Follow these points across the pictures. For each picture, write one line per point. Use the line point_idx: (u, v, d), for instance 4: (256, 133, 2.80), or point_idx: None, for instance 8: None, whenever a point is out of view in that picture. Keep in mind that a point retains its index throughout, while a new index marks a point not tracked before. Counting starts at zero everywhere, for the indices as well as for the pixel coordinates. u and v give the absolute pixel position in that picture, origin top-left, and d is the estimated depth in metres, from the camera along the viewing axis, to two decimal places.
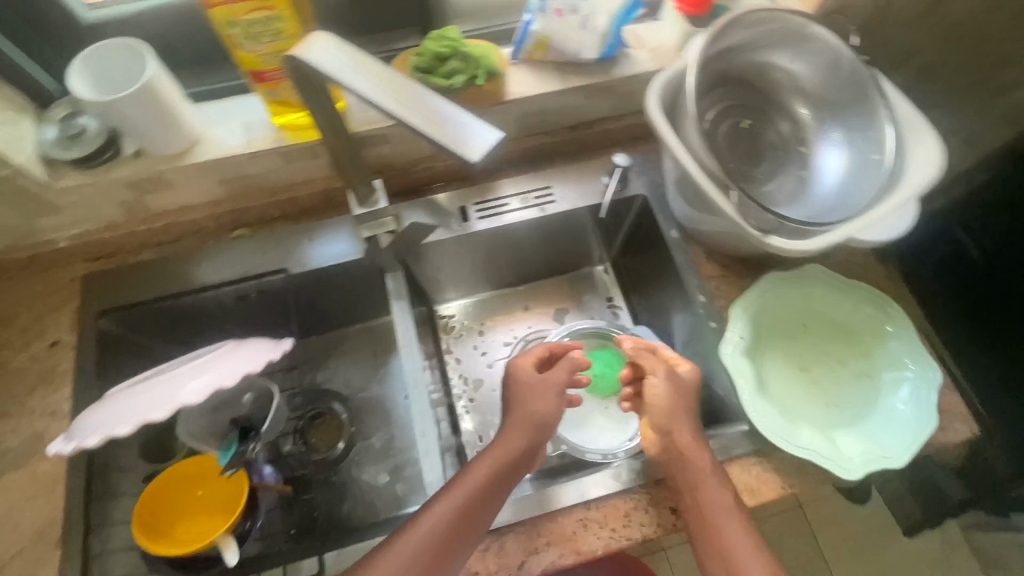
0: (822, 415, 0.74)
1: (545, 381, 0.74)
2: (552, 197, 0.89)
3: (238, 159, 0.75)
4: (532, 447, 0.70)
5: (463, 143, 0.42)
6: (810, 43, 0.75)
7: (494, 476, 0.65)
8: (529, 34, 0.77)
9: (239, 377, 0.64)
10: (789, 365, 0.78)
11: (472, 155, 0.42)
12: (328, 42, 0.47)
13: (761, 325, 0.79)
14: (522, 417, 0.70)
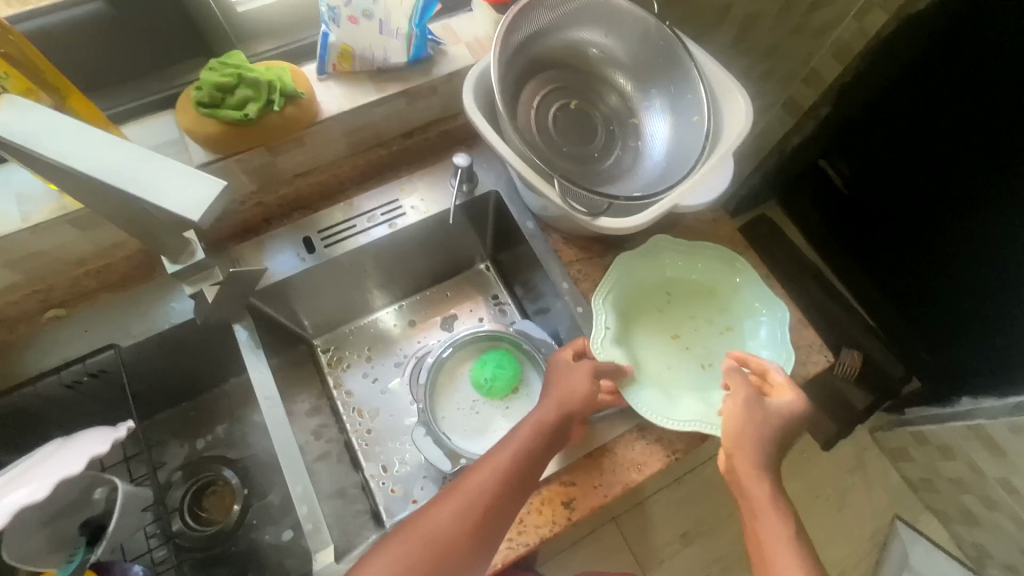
0: (700, 378, 0.75)
1: (588, 367, 0.69)
2: (401, 209, 0.85)
3: (16, 238, 0.65)
4: (575, 415, 0.67)
5: (192, 202, 0.41)
6: (615, 17, 0.75)
7: (535, 443, 0.64)
8: (328, 46, 0.72)
9: (55, 485, 0.56)
10: (662, 335, 0.78)
11: (197, 214, 0.40)
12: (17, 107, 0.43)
13: (627, 303, 0.78)
14: (562, 390, 0.68)
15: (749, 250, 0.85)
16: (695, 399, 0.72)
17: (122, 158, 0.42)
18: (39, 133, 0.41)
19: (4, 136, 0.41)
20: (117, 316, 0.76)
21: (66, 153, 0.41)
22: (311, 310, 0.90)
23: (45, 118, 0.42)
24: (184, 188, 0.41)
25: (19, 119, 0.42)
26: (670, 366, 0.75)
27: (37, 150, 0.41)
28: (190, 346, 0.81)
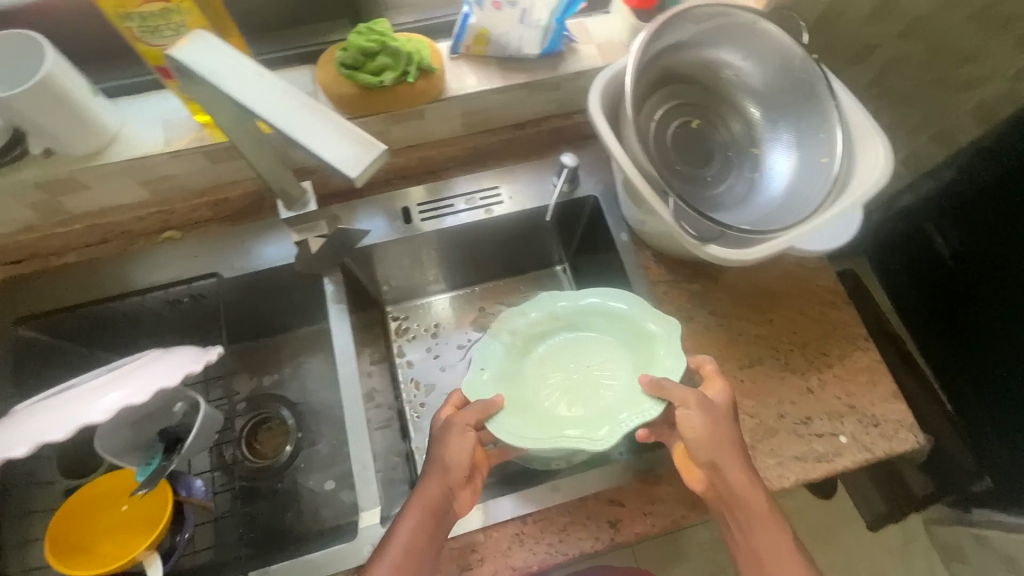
0: (583, 412, 0.69)
1: (464, 430, 0.63)
2: (499, 197, 0.85)
3: (157, 160, 0.71)
4: (455, 487, 0.62)
5: (348, 157, 0.41)
6: (758, 41, 0.72)
7: (419, 529, 0.60)
8: (467, 27, 0.73)
9: (153, 393, 0.60)
10: (556, 378, 0.75)
11: (353, 168, 0.40)
12: (195, 47, 0.45)
13: (522, 351, 0.76)
14: (440, 463, 0.62)
15: (847, 307, 0.80)
16: (570, 428, 0.66)
17: (287, 105, 0.43)
18: (221, 72, 0.44)
19: (191, 70, 0.44)
20: (223, 248, 0.80)
21: (238, 89, 0.44)
22: (393, 278, 0.92)
23: (224, 54, 0.45)
24: (344, 141, 0.41)
25: (200, 53, 0.45)
26: (556, 405, 0.71)
27: (218, 86, 0.44)
28: (280, 290, 0.85)
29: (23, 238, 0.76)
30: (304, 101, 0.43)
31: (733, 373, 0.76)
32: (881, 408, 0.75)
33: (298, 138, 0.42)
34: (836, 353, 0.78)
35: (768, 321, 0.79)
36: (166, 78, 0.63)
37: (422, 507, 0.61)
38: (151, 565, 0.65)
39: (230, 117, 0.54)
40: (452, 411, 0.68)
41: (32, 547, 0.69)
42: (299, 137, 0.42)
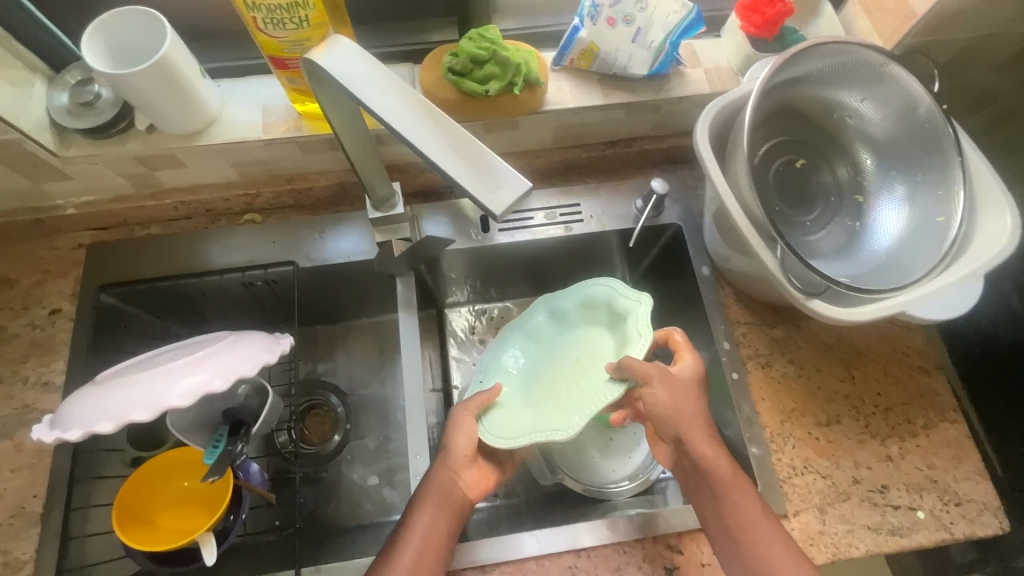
0: (563, 397, 0.67)
1: (464, 416, 0.66)
2: (580, 214, 0.82)
3: (252, 145, 0.71)
4: (460, 472, 0.65)
5: (489, 192, 0.39)
6: (882, 84, 0.68)
7: (436, 516, 0.62)
8: (575, 41, 0.70)
9: (231, 379, 0.61)
10: (544, 370, 0.72)
11: (496, 205, 0.39)
12: (337, 57, 0.44)
13: (508, 350, 0.75)
14: (448, 449, 0.65)
15: (937, 374, 0.76)
16: (553, 415, 0.65)
17: (427, 124, 0.42)
18: (363, 83, 0.44)
19: (333, 78, 0.44)
20: (302, 235, 0.80)
21: (377, 105, 0.43)
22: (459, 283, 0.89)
23: (365, 67, 0.44)
24: (487, 174, 0.40)
25: (341, 63, 0.44)
26: (542, 396, 0.69)
27: (358, 99, 0.43)
28: (350, 282, 0.84)
29: (115, 206, 0.77)
30: (445, 122, 0.42)
31: (808, 429, 0.73)
32: (965, 487, 0.71)
33: (437, 163, 0.41)
34: (922, 422, 0.73)
35: (851, 379, 0.76)
36: (275, 66, 0.62)
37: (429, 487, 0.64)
38: (207, 545, 0.66)
39: (343, 118, 0.54)
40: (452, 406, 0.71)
41: (96, 510, 0.71)
42: (439, 162, 0.41)
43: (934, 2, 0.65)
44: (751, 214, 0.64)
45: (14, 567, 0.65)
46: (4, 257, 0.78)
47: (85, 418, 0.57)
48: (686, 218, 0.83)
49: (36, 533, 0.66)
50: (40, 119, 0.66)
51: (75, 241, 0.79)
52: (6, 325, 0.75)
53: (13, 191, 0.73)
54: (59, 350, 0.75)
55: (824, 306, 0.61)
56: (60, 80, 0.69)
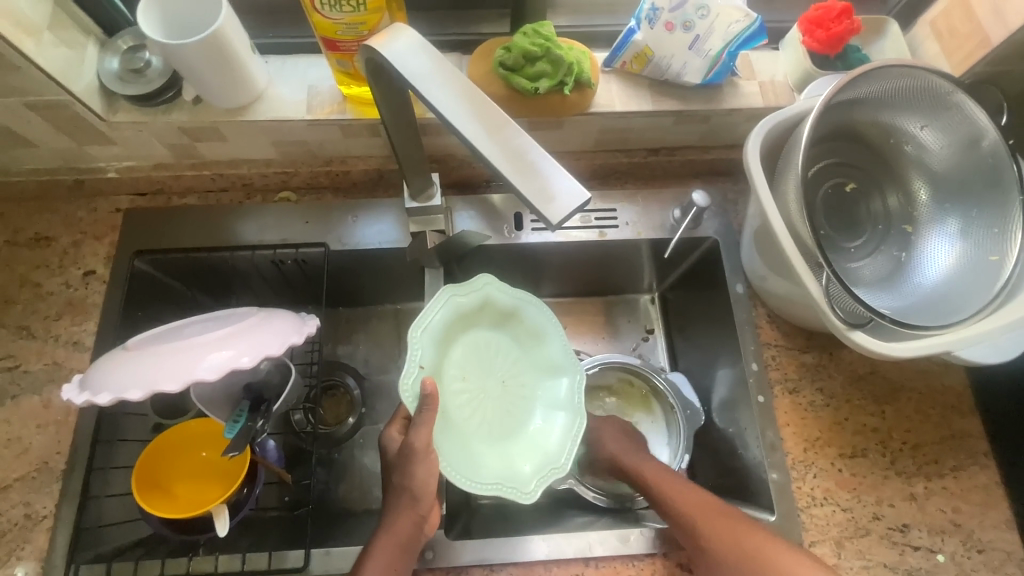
0: (494, 430, 0.71)
1: (429, 451, 0.60)
2: (615, 220, 0.81)
3: (295, 125, 0.71)
4: (424, 514, 0.61)
5: (546, 196, 0.39)
6: (942, 114, 0.66)
7: (391, 559, 0.59)
8: (629, 44, 0.69)
9: (259, 358, 0.61)
10: (474, 374, 0.73)
11: (550, 213, 0.38)
12: (397, 45, 0.44)
13: (448, 332, 0.71)
14: (410, 491, 0.60)
15: (970, 415, 0.74)
16: (490, 457, 0.69)
17: (485, 124, 0.42)
18: (423, 75, 0.43)
19: (394, 68, 0.43)
20: (336, 217, 0.80)
21: (437, 97, 0.43)
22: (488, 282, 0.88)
23: (427, 56, 0.44)
24: (543, 181, 0.39)
25: (401, 51, 0.44)
26: (468, 412, 0.71)
27: (418, 88, 0.43)
28: (379, 269, 0.84)
29: (155, 174, 0.78)
30: (504, 125, 0.42)
31: (832, 459, 0.71)
32: (989, 534, 0.68)
33: (492, 161, 0.40)
34: (950, 464, 0.72)
35: (881, 413, 0.74)
36: (326, 48, 0.62)
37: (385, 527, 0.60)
38: (219, 518, 0.66)
39: (393, 105, 0.53)
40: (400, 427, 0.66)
41: (115, 471, 0.72)
42: (495, 160, 0.40)
43: (1010, 31, 0.62)
44: (798, 235, 0.62)
45: (35, 521, 0.66)
46: (46, 215, 0.79)
47: (117, 382, 0.57)
48: (722, 233, 0.81)
49: (58, 489, 0.68)
50: (91, 82, 0.67)
51: (113, 204, 0.80)
52: (42, 282, 0.77)
53: (58, 151, 0.74)
54: (90, 311, 0.76)
55: (860, 337, 0.60)
56: (113, 45, 0.69)
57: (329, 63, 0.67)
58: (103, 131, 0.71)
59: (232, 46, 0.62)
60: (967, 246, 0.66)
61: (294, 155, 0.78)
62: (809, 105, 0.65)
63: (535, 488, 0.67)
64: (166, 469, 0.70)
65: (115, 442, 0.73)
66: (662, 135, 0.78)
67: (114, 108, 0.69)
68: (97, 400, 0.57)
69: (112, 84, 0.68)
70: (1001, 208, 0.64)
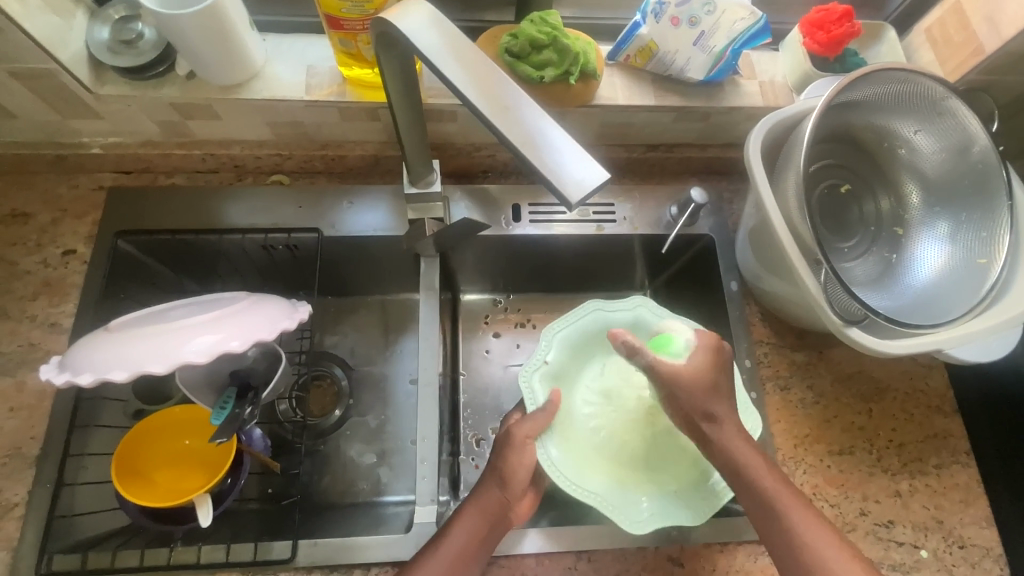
0: (634, 454, 0.70)
1: (526, 443, 0.64)
2: (613, 215, 0.81)
3: (292, 104, 0.69)
4: (512, 498, 0.60)
5: (562, 176, 0.38)
6: (937, 118, 0.67)
7: (476, 535, 0.57)
8: (634, 37, 0.69)
9: (249, 342, 0.59)
10: (615, 393, 0.74)
11: (566, 193, 0.38)
12: (412, 22, 0.43)
13: (586, 344, 0.75)
14: (501, 472, 0.61)
15: (954, 415, 0.76)
16: (611, 477, 0.67)
17: (498, 103, 0.41)
18: (437, 52, 0.43)
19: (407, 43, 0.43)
20: (329, 202, 0.79)
21: (451, 74, 0.42)
22: (482, 275, 0.87)
23: (441, 33, 0.43)
24: (558, 161, 0.39)
25: (416, 28, 0.43)
26: (604, 429, 0.72)
27: (434, 66, 0.42)
28: (373, 257, 0.83)
29: (142, 151, 0.75)
30: (520, 102, 0.41)
31: (820, 456, 0.72)
32: (969, 531, 0.70)
33: (508, 139, 0.40)
34: (933, 462, 0.73)
35: (868, 412, 0.75)
36: (330, 27, 0.61)
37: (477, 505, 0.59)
38: (202, 506, 0.63)
39: (400, 87, 0.52)
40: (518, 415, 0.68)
41: (91, 459, 0.69)
42: (509, 138, 0.40)
43: (1003, 40, 0.64)
44: (796, 233, 0.63)
45: (4, 509, 0.63)
46: (24, 191, 0.76)
47: (100, 362, 0.55)
48: (718, 231, 0.82)
49: (31, 476, 0.65)
50: (79, 52, 0.64)
51: (96, 182, 0.77)
52: (17, 261, 0.73)
53: (39, 123, 0.71)
54: (69, 292, 0.73)
55: (852, 333, 0.61)
56: (103, 14, 0.66)
57: (330, 43, 0.65)
58: (89, 104, 0.68)
59: (230, 20, 0.60)
60: (957, 249, 0.68)
61: (289, 136, 0.76)
62: (809, 105, 0.66)
63: (646, 521, 0.63)
64: (149, 456, 0.67)
65: (91, 428, 0.70)
66: (661, 131, 0.79)
67: (101, 79, 0.66)
68: (79, 380, 0.54)
69: (100, 55, 0.65)
70: (991, 213, 0.66)
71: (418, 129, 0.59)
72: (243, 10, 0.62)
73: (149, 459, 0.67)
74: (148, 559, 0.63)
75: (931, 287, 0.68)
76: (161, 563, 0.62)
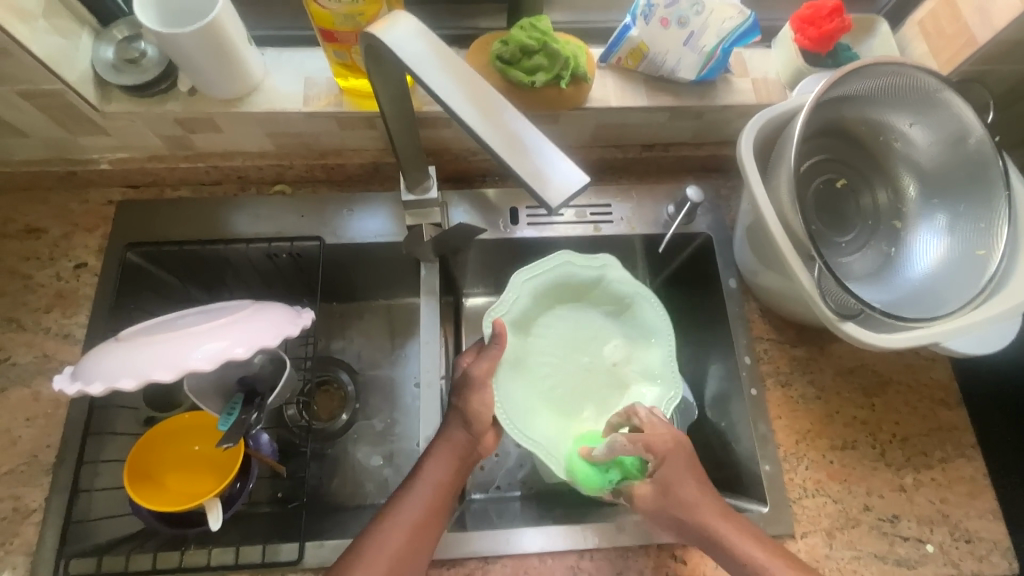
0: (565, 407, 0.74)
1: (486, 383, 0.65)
2: (609, 215, 0.82)
3: (291, 116, 0.71)
4: (477, 434, 0.64)
5: (542, 180, 0.39)
6: (932, 109, 0.67)
7: (447, 470, 0.61)
8: (624, 39, 0.70)
9: (252, 348, 0.60)
10: (563, 352, 0.77)
11: (547, 194, 0.39)
12: (401, 33, 0.45)
13: (549, 295, 0.77)
14: (461, 413, 0.64)
15: (959, 408, 0.76)
16: (548, 425, 0.71)
17: (482, 112, 0.42)
18: (422, 61, 0.44)
19: (394, 54, 0.44)
20: (331, 209, 0.80)
21: (436, 82, 0.43)
22: (483, 277, 0.88)
23: (428, 44, 0.44)
24: (539, 166, 0.40)
25: (402, 37, 0.45)
26: (551, 380, 0.75)
27: (419, 76, 0.44)
28: (374, 262, 0.84)
29: (148, 165, 0.77)
30: (502, 109, 0.42)
31: (822, 451, 0.72)
32: (976, 524, 0.70)
33: (490, 146, 0.41)
34: (938, 455, 0.73)
35: (870, 405, 0.75)
36: (325, 41, 0.62)
37: (442, 448, 0.63)
38: (213, 510, 0.65)
39: (392, 97, 0.54)
40: (473, 354, 0.67)
41: (106, 465, 0.71)
42: (492, 145, 0.41)
43: (995, 30, 0.64)
44: (790, 230, 0.63)
45: (23, 514, 0.66)
46: (36, 207, 0.79)
47: (109, 370, 0.57)
48: (715, 228, 0.82)
49: (47, 483, 0.67)
50: (85, 71, 0.67)
51: (105, 196, 0.80)
52: (32, 275, 0.76)
53: (48, 140, 0.73)
54: (81, 304, 0.75)
55: (848, 329, 0.61)
56: (107, 34, 0.69)
57: (327, 57, 0.66)
58: (95, 122, 0.70)
59: (228, 36, 0.61)
60: (955, 241, 0.67)
61: (289, 146, 0.78)
62: (800, 101, 0.66)
63: (577, 470, 0.67)
64: (161, 462, 0.69)
65: (106, 435, 0.72)
66: (654, 130, 0.79)
67: (104, 97, 0.68)
68: (89, 388, 0.56)
69: (103, 74, 0.68)
70: (990, 204, 0.65)
71: (412, 136, 0.60)
72: (240, 26, 0.63)
73: (160, 466, 0.69)
74: (160, 562, 0.65)
75: (930, 280, 0.67)
76: (174, 565, 0.65)
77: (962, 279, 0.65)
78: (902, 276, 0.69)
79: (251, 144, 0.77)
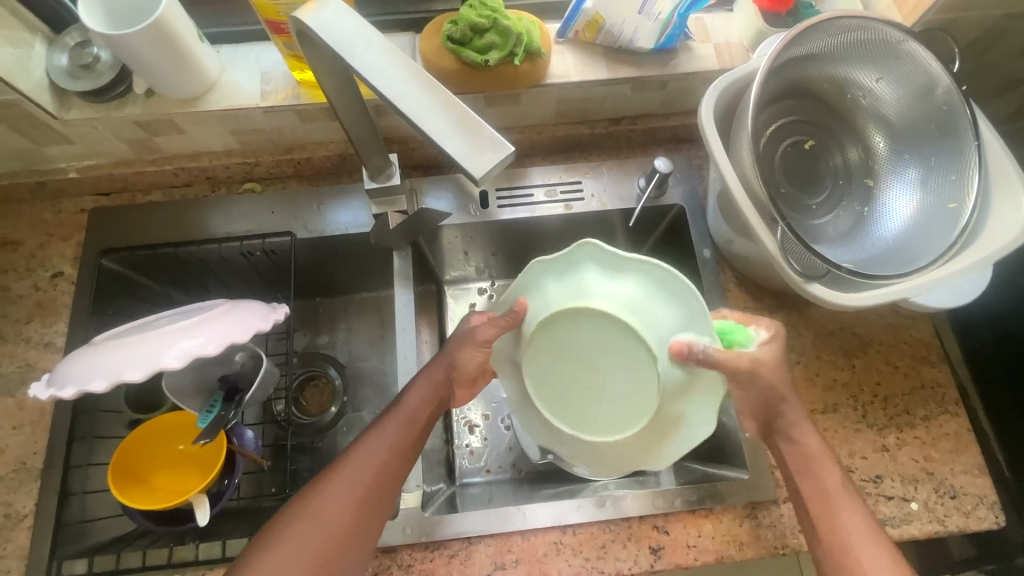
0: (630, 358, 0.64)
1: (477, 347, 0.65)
2: (581, 191, 0.81)
3: (251, 111, 0.71)
4: (456, 381, 0.67)
5: (473, 156, 0.39)
6: (895, 60, 0.65)
7: (419, 412, 0.63)
8: (580, 12, 0.69)
9: (224, 345, 0.60)
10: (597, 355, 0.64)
11: (476, 170, 0.39)
12: (325, 18, 0.44)
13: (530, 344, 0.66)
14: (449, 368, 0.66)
15: (942, 364, 0.75)
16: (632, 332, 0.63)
17: (413, 89, 0.42)
18: (351, 40, 0.44)
19: (321, 36, 0.44)
20: (301, 203, 0.80)
21: (368, 65, 0.43)
22: (462, 262, 0.88)
23: (356, 24, 0.44)
24: (468, 141, 0.40)
25: (329, 19, 0.44)
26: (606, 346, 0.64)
27: (348, 58, 0.43)
28: (351, 253, 0.84)
29: (116, 170, 0.78)
30: (434, 88, 0.42)
31: (804, 416, 0.72)
32: (961, 480, 0.69)
33: (421, 126, 0.40)
34: (921, 414, 0.72)
35: (851, 367, 0.75)
36: (275, 33, 0.62)
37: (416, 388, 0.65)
38: (200, 508, 0.66)
39: (336, 82, 0.53)
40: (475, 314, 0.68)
41: (95, 468, 0.73)
42: (423, 124, 0.40)
43: None
44: (754, 193, 0.62)
45: (15, 520, 0.67)
46: (12, 219, 0.80)
47: (78, 373, 0.58)
48: (692, 196, 0.81)
49: (37, 488, 0.68)
50: (40, 81, 0.67)
51: (78, 205, 0.80)
52: (10, 287, 0.77)
53: (14, 152, 0.74)
54: (61, 311, 0.76)
55: (817, 291, 0.60)
56: (61, 41, 0.69)
57: (279, 49, 0.67)
58: (58, 130, 0.71)
59: (177, 35, 0.61)
60: (929, 194, 0.66)
61: (254, 141, 0.78)
62: (759, 62, 0.65)
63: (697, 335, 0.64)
64: (147, 462, 0.70)
65: (93, 439, 0.73)
66: (622, 102, 0.78)
67: (60, 105, 0.69)
68: (60, 393, 0.57)
69: (60, 83, 0.68)
70: (962, 149, 0.63)
71: (367, 121, 0.60)
72: (189, 24, 0.63)
73: (147, 465, 0.70)
74: (149, 557, 0.67)
75: (907, 235, 0.66)
76: (164, 561, 0.67)
77: (941, 230, 0.63)
78: (879, 235, 0.68)
79: (215, 143, 0.77)
